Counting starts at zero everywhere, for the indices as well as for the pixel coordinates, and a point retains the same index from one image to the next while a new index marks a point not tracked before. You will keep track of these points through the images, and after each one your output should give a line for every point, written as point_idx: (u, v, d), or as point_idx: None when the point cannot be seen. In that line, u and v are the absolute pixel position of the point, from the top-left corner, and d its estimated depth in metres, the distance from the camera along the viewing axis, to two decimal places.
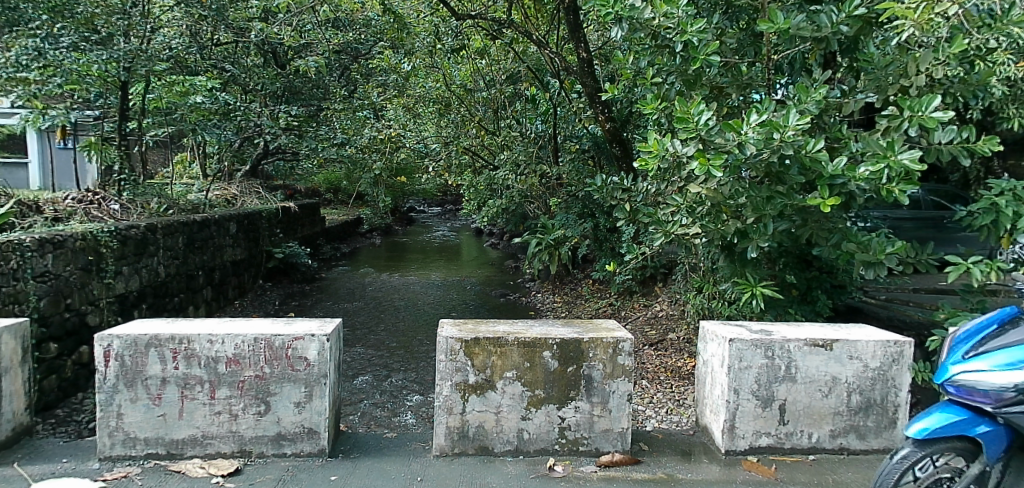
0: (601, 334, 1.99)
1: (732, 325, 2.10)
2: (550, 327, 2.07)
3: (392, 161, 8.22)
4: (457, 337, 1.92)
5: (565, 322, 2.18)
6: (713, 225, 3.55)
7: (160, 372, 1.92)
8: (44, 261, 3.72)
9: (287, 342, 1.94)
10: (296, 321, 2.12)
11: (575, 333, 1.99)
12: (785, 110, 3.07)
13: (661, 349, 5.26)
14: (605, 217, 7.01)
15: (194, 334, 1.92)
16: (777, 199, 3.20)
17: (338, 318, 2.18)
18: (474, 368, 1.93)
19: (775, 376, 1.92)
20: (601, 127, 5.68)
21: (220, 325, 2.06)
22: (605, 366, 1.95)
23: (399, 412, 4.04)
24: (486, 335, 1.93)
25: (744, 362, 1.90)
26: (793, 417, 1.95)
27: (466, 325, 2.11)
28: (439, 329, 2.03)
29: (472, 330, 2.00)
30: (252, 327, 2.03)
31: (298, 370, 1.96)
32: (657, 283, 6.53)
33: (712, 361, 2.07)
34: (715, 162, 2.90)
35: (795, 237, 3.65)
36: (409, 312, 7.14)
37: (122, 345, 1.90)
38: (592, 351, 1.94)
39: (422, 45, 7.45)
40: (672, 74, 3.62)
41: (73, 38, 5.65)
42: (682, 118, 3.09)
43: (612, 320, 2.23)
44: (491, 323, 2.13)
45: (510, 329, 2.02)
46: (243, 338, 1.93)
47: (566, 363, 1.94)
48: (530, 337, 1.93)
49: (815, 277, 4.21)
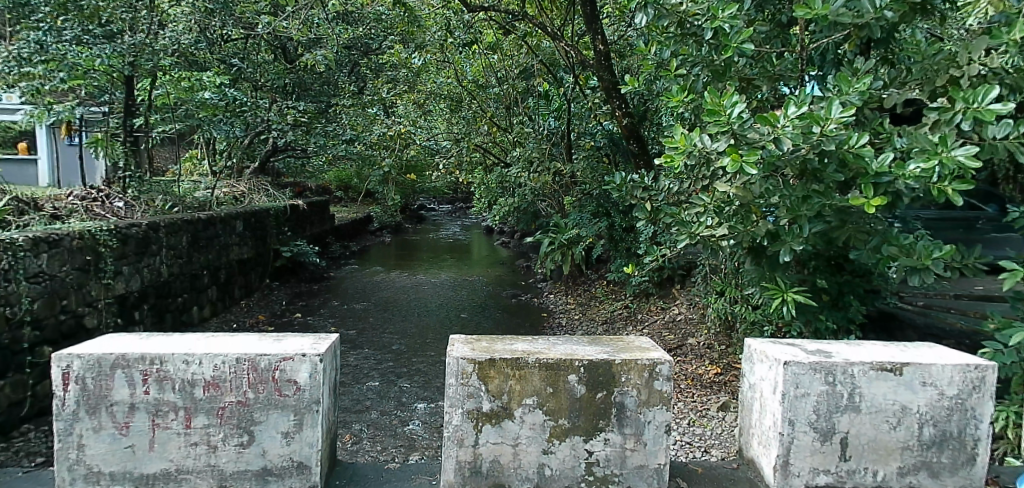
0: (634, 354, 1.70)
1: (781, 343, 1.75)
2: (574, 346, 1.79)
3: (401, 159, 7.94)
4: (468, 358, 1.63)
5: (592, 339, 1.89)
6: (743, 226, 3.33)
7: (128, 397, 1.59)
8: (38, 261, 3.57)
9: (274, 363, 1.61)
10: (290, 336, 1.81)
11: (603, 354, 1.70)
12: (822, 103, 2.84)
13: (681, 355, 5.02)
14: (621, 216, 6.79)
15: (169, 353, 1.60)
16: (813, 199, 2.97)
17: (336, 334, 1.85)
18: (489, 393, 1.64)
19: (837, 405, 1.56)
20: (618, 123, 5.47)
21: (205, 341, 1.74)
22: (640, 393, 1.65)
23: (406, 421, 3.86)
24: (503, 356, 1.65)
25: (802, 389, 1.55)
26: (855, 453, 1.58)
27: (478, 342, 1.83)
28: (450, 347, 1.76)
29: (486, 349, 1.72)
30: (237, 344, 1.70)
31: (288, 396, 1.62)
32: (675, 284, 6.29)
33: (760, 386, 1.72)
34: (749, 159, 2.68)
35: (830, 239, 3.40)
36: (418, 314, 6.96)
37: (83, 366, 1.58)
38: (624, 375, 1.64)
39: (434, 39, 7.05)
40: (698, 65, 3.38)
41: (76, 32, 5.54)
42: (713, 111, 2.85)
43: (644, 338, 1.93)
44: (507, 340, 1.86)
45: (529, 348, 1.74)
46: (223, 358, 1.60)
47: (594, 389, 1.65)
48: (553, 358, 1.64)
49: (847, 281, 3.96)
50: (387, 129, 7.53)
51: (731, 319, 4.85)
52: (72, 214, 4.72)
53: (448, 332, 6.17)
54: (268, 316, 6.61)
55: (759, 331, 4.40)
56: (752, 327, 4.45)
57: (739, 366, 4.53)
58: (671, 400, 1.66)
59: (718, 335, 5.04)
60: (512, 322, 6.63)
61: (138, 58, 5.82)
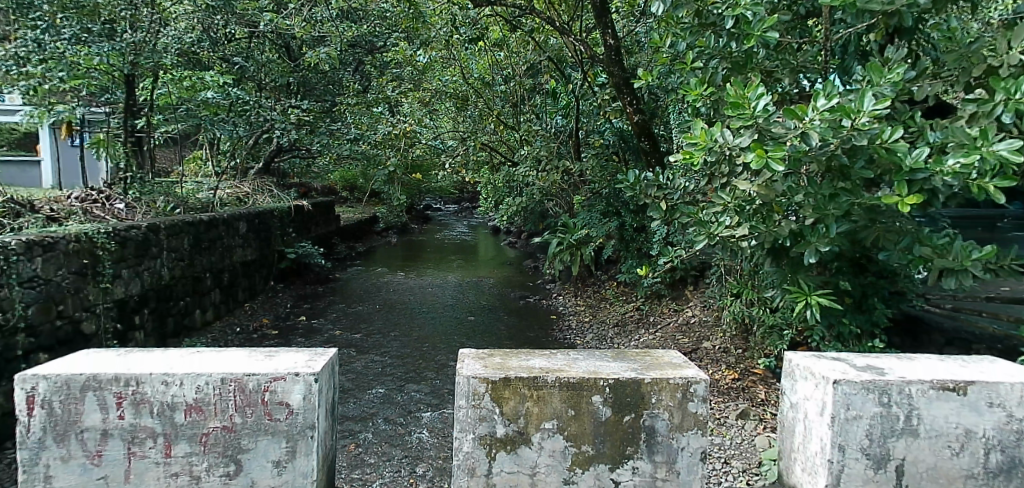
0: (664, 372, 1.55)
1: (824, 358, 1.60)
2: (598, 362, 1.64)
3: (407, 158, 7.81)
4: (481, 378, 1.49)
5: (616, 355, 1.74)
6: (765, 227, 3.17)
7: (101, 423, 1.46)
8: (32, 265, 3.47)
9: (263, 384, 1.47)
10: (285, 352, 1.67)
11: (630, 372, 1.55)
12: (852, 95, 2.67)
13: (696, 359, 4.85)
14: (631, 216, 6.62)
15: (146, 373, 1.46)
16: (841, 197, 2.82)
17: (334, 349, 1.70)
18: (504, 417, 1.50)
19: (891, 429, 1.41)
20: (628, 119, 5.32)
21: (191, 358, 1.60)
22: (672, 416, 1.50)
23: (412, 430, 3.73)
24: (519, 375, 1.50)
25: (853, 411, 1.40)
26: (912, 482, 1.43)
27: (490, 357, 1.70)
28: (462, 364, 1.62)
29: (502, 365, 1.59)
30: (226, 361, 1.57)
31: (279, 421, 1.49)
32: (688, 286, 6.11)
33: (803, 406, 1.56)
34: (775, 154, 2.51)
35: (857, 239, 3.24)
36: (425, 316, 6.82)
37: (50, 388, 1.45)
38: (655, 396, 1.49)
39: (439, 36, 6.92)
40: (716, 58, 3.25)
41: (74, 30, 5.47)
42: (736, 104, 2.68)
43: (672, 353, 1.78)
44: (523, 355, 1.73)
45: (547, 365, 1.59)
46: (208, 378, 1.46)
47: (621, 411, 1.50)
48: (575, 377, 1.50)
49: (872, 283, 3.80)
50: (392, 127, 7.25)
51: (748, 322, 4.68)
52: (70, 217, 4.61)
53: (455, 335, 6.03)
54: (272, 319, 6.50)
55: (778, 335, 4.25)
56: (771, 331, 4.29)
57: (757, 371, 4.37)
58: (706, 424, 1.51)
59: (734, 339, 4.87)
60: (520, 325, 6.48)
61: (138, 56, 5.71)
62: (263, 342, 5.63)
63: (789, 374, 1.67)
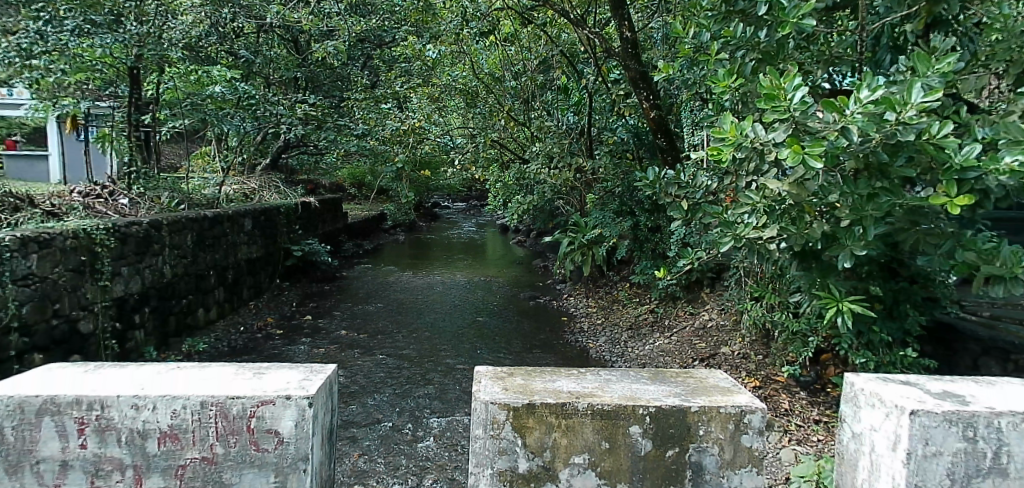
0: (708, 398, 1.37)
1: (889, 382, 1.42)
2: (634, 385, 1.47)
3: (416, 154, 7.65)
4: (501, 404, 1.33)
5: (650, 376, 1.57)
6: (795, 229, 2.99)
7: (59, 453, 1.31)
8: (26, 262, 3.34)
9: (250, 409, 1.31)
10: (275, 370, 1.51)
11: (671, 398, 1.38)
12: (896, 88, 2.47)
13: (714, 366, 4.67)
14: (645, 216, 6.42)
15: (114, 396, 1.31)
16: (881, 197, 2.63)
17: (332, 366, 1.54)
18: (528, 449, 1.33)
19: (977, 468, 1.25)
20: (645, 116, 5.14)
21: (173, 376, 1.45)
22: (721, 451, 1.32)
23: (419, 437, 3.57)
24: (546, 400, 1.34)
25: (933, 447, 1.23)
26: None
27: (510, 378, 1.53)
28: (479, 385, 1.46)
29: (524, 387, 1.43)
30: (211, 381, 1.41)
31: (267, 452, 1.33)
32: (704, 288, 5.90)
33: (868, 438, 1.38)
34: (814, 150, 2.32)
35: (894, 241, 3.04)
36: (433, 317, 6.66)
37: (2, 412, 1.30)
38: (702, 427, 1.32)
39: (450, 28, 6.69)
40: (743, 49, 3.10)
41: (77, 21, 5.31)
42: (771, 96, 2.49)
43: (714, 376, 1.60)
44: (546, 375, 1.56)
45: (574, 389, 1.42)
46: (186, 402, 1.30)
47: (663, 444, 1.33)
48: (609, 404, 1.33)
49: (903, 289, 3.61)
50: (400, 123, 7.27)
51: (769, 327, 4.49)
52: (71, 212, 4.48)
53: (463, 337, 5.87)
54: (278, 319, 6.36)
55: (802, 342, 4.06)
56: (795, 337, 4.10)
57: (779, 380, 4.19)
58: (762, 462, 1.33)
59: (754, 344, 4.68)
60: (530, 327, 6.32)
61: (142, 49, 5.56)
62: (268, 342, 5.50)
63: (846, 401, 1.49)
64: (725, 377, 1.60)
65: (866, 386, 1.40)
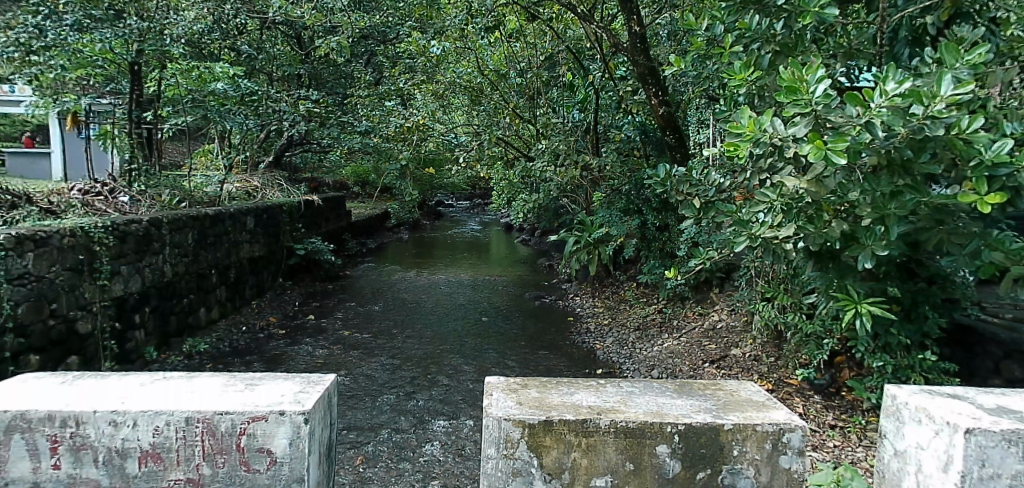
0: (743, 414, 1.34)
1: (935, 396, 1.35)
2: (659, 399, 1.43)
3: (419, 152, 7.45)
4: (516, 422, 1.30)
5: (677, 389, 1.53)
6: (813, 228, 2.88)
7: (31, 473, 1.26)
8: (21, 261, 3.26)
9: (240, 426, 1.26)
10: (270, 381, 1.44)
11: (702, 414, 1.34)
12: (921, 80, 2.36)
13: (725, 368, 4.57)
14: (654, 214, 6.34)
15: (89, 413, 1.26)
16: (905, 195, 2.53)
17: (331, 376, 1.47)
18: (545, 469, 1.30)
19: None
20: (653, 112, 5.04)
21: (156, 389, 1.39)
22: (758, 473, 1.29)
23: (424, 442, 3.49)
24: (564, 418, 1.30)
25: (989, 468, 1.16)
26: None
27: (525, 390, 1.49)
28: (492, 399, 1.42)
29: (539, 402, 1.39)
30: (197, 394, 1.35)
31: (260, 472, 1.27)
32: (713, 288, 5.80)
33: (914, 456, 1.31)
34: (837, 145, 2.21)
35: (916, 241, 2.94)
36: (437, 317, 6.57)
37: None
38: (738, 448, 1.28)
39: (454, 24, 6.49)
40: (758, 42, 3.00)
41: (77, 16, 5.25)
42: (792, 89, 2.38)
43: (745, 388, 1.57)
44: (564, 387, 1.52)
45: (595, 403, 1.39)
46: (169, 419, 1.25)
47: (693, 465, 1.29)
48: (635, 422, 1.29)
49: (922, 290, 3.50)
50: (403, 120, 6.95)
51: (781, 328, 4.38)
52: (69, 210, 4.41)
53: (468, 337, 5.78)
54: (280, 318, 6.28)
55: (816, 344, 3.96)
56: (808, 339, 4.00)
57: (792, 382, 4.08)
58: (800, 484, 1.29)
59: (766, 346, 4.57)
60: (536, 327, 6.23)
61: (143, 44, 5.53)
62: (270, 342, 5.43)
63: (887, 415, 1.42)
64: (757, 390, 1.55)
65: (910, 401, 1.33)
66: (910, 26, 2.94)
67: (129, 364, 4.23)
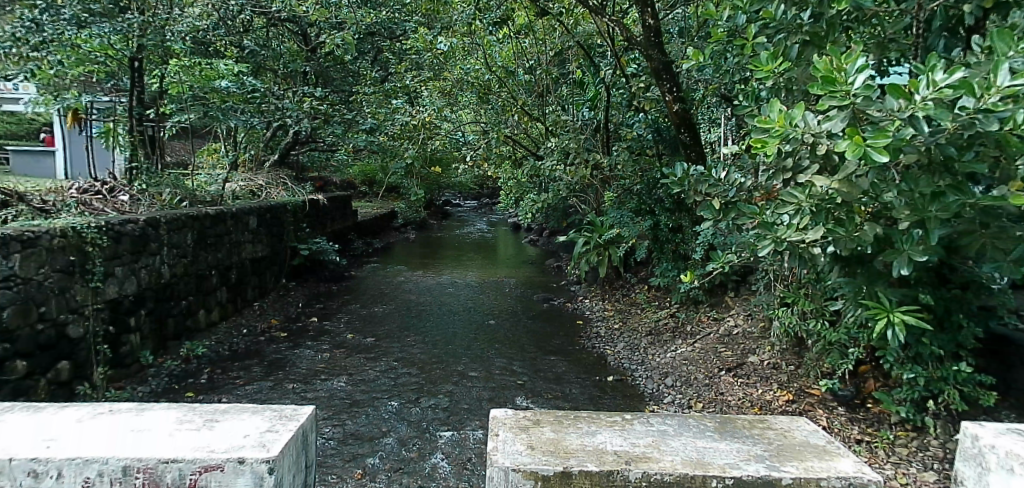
0: (804, 465, 1.22)
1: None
2: (698, 443, 1.33)
3: (425, 150, 7.31)
4: (526, 473, 1.18)
5: (720, 428, 1.42)
6: (845, 230, 2.66)
7: None
8: (6, 262, 3.14)
9: (189, 475, 1.20)
10: (230, 419, 1.40)
11: (751, 463, 1.23)
12: (970, 70, 2.15)
13: (742, 377, 4.36)
14: (666, 215, 6.08)
15: (9, 460, 1.21)
16: (949, 196, 2.32)
17: (304, 416, 1.43)
18: None
19: None
20: (667, 109, 4.86)
21: (95, 429, 1.34)
22: None
23: (428, 454, 3.31)
24: (585, 468, 1.19)
25: None
26: None
27: (537, 429, 1.39)
28: (498, 442, 1.32)
29: (552, 446, 1.29)
30: (139, 436, 1.30)
31: None
32: (728, 292, 5.59)
33: None
34: (878, 142, 2.02)
35: (956, 244, 2.72)
36: (442, 320, 6.40)
37: None
38: None
39: (462, 18, 6.36)
40: (784, 32, 2.82)
41: (74, 10, 5.17)
42: (830, 79, 2.18)
43: (798, 427, 1.46)
44: (585, 426, 1.42)
45: (622, 449, 1.28)
46: (102, 467, 1.20)
47: None
48: (670, 475, 1.17)
49: (956, 297, 3.27)
50: (410, 117, 6.73)
51: (802, 335, 4.18)
52: (64, 209, 4.29)
53: (475, 342, 5.60)
54: (282, 320, 6.14)
55: (840, 352, 3.73)
56: (831, 348, 3.79)
57: (815, 393, 3.89)
58: None
59: (785, 353, 4.36)
60: (544, 331, 6.05)
61: (142, 39, 5.37)
62: (270, 346, 5.29)
63: (965, 459, 1.32)
64: (814, 430, 1.44)
65: (999, 446, 1.22)
66: (946, 16, 2.72)
67: (124, 369, 4.10)
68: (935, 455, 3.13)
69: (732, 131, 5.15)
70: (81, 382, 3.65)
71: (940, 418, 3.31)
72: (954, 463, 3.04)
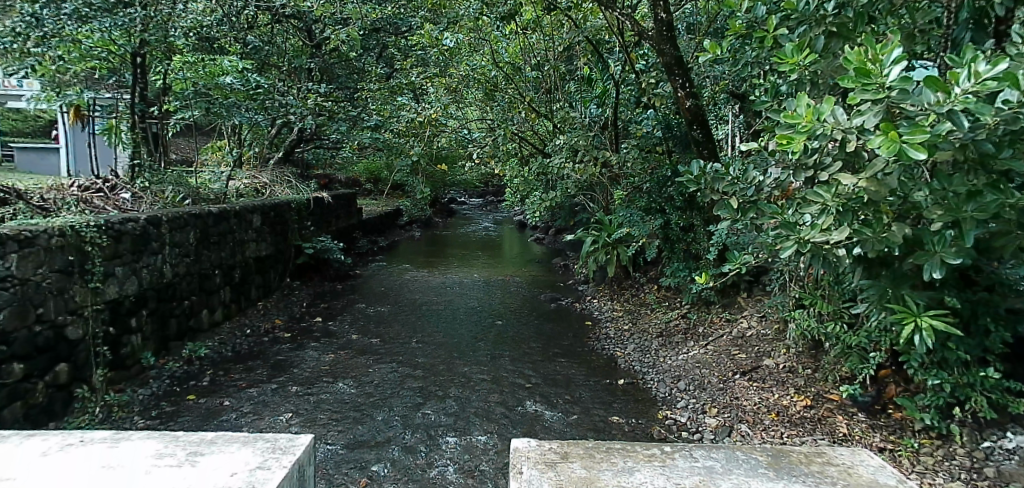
0: None
1: None
2: (752, 483, 1.28)
3: (431, 147, 7.21)
4: None
5: (772, 465, 1.37)
6: (873, 232, 2.51)
7: None
8: (4, 263, 3.05)
9: None
10: (214, 454, 1.36)
11: None
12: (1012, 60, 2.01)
13: (756, 381, 4.24)
14: (677, 214, 5.85)
15: None
16: (986, 195, 2.18)
17: (297, 449, 1.38)
18: None
19: None
20: (680, 105, 4.73)
21: (64, 465, 1.31)
22: None
23: (434, 461, 3.21)
24: None
25: None
26: None
27: (568, 465, 1.34)
28: (523, 483, 1.26)
29: (584, 487, 1.24)
30: (111, 474, 1.27)
31: None
32: (741, 292, 5.45)
33: None
34: (915, 138, 1.90)
35: (990, 245, 2.58)
36: (449, 320, 6.30)
37: None
38: None
39: (469, 14, 6.24)
40: (806, 24, 2.72)
41: (76, 4, 5.07)
42: (864, 71, 2.07)
43: (852, 462, 1.41)
44: (619, 462, 1.36)
45: None
46: None
47: None
48: None
49: (984, 300, 3.11)
50: (416, 113, 6.69)
51: (820, 338, 4.05)
52: (65, 208, 4.21)
53: (483, 343, 5.49)
54: (286, 320, 6.05)
55: (860, 357, 3.60)
56: (850, 352, 3.66)
57: (834, 398, 3.76)
58: None
59: (801, 357, 4.24)
60: (552, 332, 5.93)
61: (144, 35, 5.28)
62: (274, 346, 5.20)
63: None
64: (881, 466, 1.40)
65: None
66: (973, 6, 2.56)
67: (125, 371, 4.02)
68: (962, 465, 3.00)
69: (741, 128, 5.10)
70: (81, 384, 3.57)
71: (967, 426, 3.17)
72: (983, 474, 2.91)
